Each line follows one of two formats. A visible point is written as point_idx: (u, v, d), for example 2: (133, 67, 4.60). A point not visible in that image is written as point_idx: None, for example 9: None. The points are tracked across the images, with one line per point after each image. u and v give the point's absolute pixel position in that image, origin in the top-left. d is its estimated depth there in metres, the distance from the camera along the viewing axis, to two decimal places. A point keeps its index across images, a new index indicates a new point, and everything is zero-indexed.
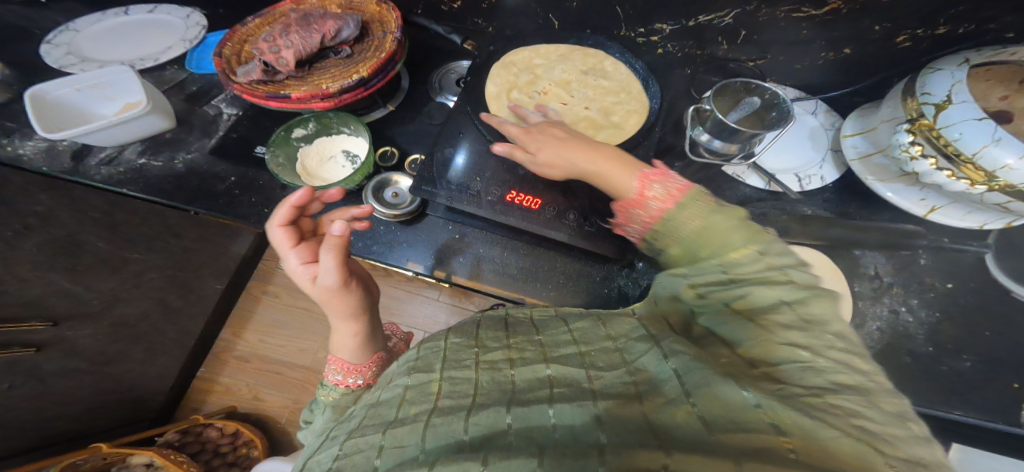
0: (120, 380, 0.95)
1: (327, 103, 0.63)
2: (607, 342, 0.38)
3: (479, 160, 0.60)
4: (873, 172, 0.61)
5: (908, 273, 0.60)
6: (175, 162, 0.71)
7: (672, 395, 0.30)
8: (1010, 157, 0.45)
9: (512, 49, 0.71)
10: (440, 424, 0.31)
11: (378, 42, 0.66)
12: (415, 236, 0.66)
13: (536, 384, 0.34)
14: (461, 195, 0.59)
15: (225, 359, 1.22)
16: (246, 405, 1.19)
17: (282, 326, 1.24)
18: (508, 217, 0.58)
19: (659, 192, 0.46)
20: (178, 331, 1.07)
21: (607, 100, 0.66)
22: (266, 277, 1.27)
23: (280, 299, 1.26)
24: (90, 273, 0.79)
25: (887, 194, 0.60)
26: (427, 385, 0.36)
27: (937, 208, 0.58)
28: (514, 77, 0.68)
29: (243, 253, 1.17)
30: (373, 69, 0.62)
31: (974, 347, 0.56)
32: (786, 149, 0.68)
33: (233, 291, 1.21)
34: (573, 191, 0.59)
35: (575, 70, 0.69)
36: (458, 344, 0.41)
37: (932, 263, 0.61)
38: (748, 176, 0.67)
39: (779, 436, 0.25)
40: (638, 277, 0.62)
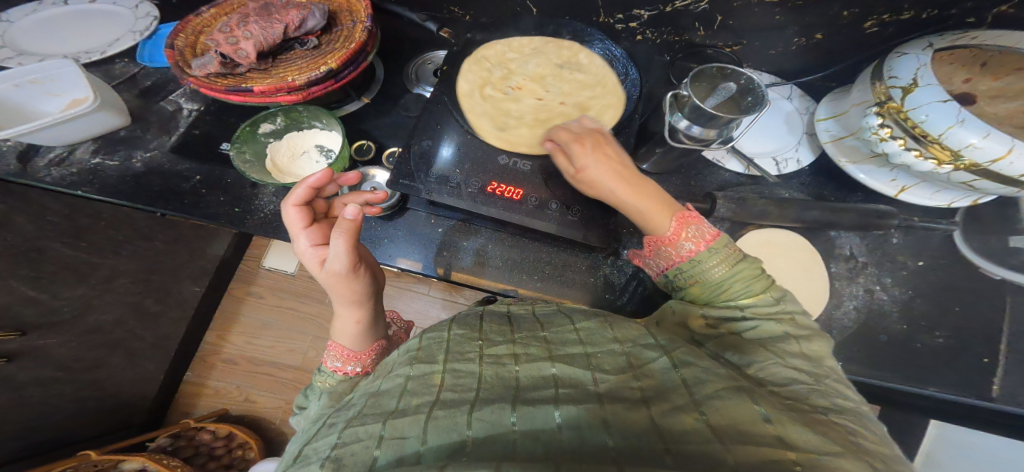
0: (101, 388, 0.92)
1: (294, 96, 0.60)
2: (613, 344, 0.38)
3: (463, 153, 0.59)
4: (847, 155, 0.62)
5: (882, 253, 0.62)
6: (133, 161, 0.67)
7: (679, 402, 0.31)
8: (975, 137, 0.46)
9: (488, 40, 0.69)
10: (443, 418, 0.31)
11: (347, 32, 0.64)
12: (399, 230, 0.64)
13: (540, 383, 0.34)
14: (441, 188, 0.57)
15: (210, 362, 1.19)
16: (236, 408, 1.17)
17: (267, 327, 1.21)
18: (490, 208, 0.57)
19: (693, 234, 0.47)
20: (156, 336, 1.03)
21: (582, 94, 0.65)
22: (245, 278, 1.24)
23: (263, 299, 1.23)
24: (58, 280, 0.76)
25: (860, 176, 0.61)
26: (429, 376, 0.36)
27: (908, 189, 0.60)
28: (487, 73, 0.67)
29: (220, 254, 1.13)
30: (342, 60, 0.59)
31: (945, 324, 0.58)
32: (763, 134, 0.69)
33: (212, 294, 1.17)
34: (555, 181, 0.58)
35: (550, 63, 0.69)
36: (461, 335, 0.40)
37: (905, 242, 0.62)
38: (727, 161, 0.68)
39: (784, 450, 0.26)
40: (623, 264, 0.62)
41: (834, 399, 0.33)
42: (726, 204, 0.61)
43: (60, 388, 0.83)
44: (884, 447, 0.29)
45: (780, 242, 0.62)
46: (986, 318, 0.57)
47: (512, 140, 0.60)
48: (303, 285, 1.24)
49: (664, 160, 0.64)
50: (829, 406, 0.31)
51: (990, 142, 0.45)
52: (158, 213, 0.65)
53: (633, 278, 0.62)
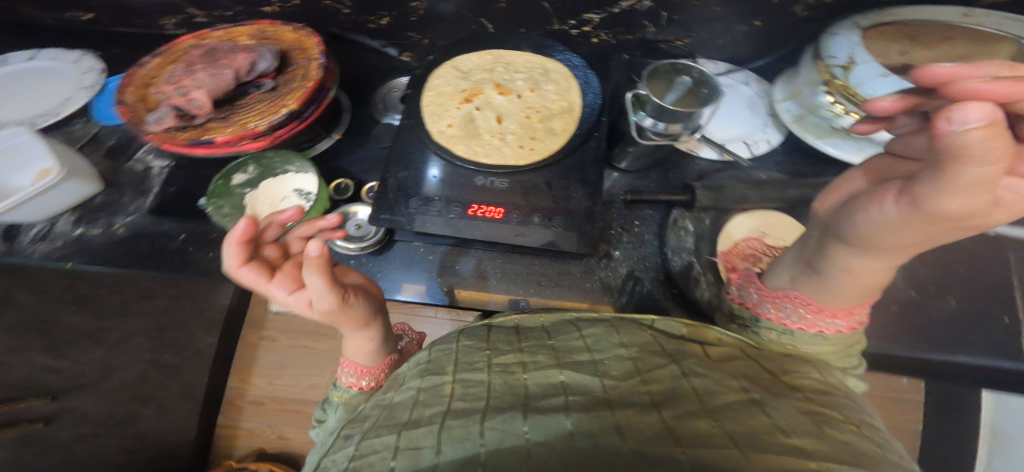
0: (131, 442, 0.94)
1: (260, 142, 0.61)
2: (621, 349, 0.35)
3: (455, 174, 0.59)
4: (815, 133, 0.61)
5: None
6: (116, 227, 0.68)
7: (692, 407, 0.28)
8: None
9: (443, 64, 0.69)
10: (455, 427, 0.28)
11: (302, 70, 0.65)
12: (389, 264, 0.64)
13: (549, 391, 0.31)
14: (426, 210, 0.57)
15: (238, 405, 1.19)
16: (272, 445, 1.17)
17: (286, 367, 1.21)
18: (472, 231, 0.57)
19: (838, 325, 0.44)
20: (183, 385, 1.02)
21: (547, 103, 0.66)
22: (256, 322, 1.25)
23: (277, 342, 1.23)
24: (75, 348, 0.77)
25: (829, 150, 0.60)
26: (440, 388, 0.34)
27: None
28: (451, 87, 0.67)
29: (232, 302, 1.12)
30: (302, 99, 0.61)
31: (957, 288, 0.56)
32: (730, 119, 0.69)
33: (227, 341, 1.17)
34: (534, 193, 0.57)
35: (530, 71, 0.69)
36: (469, 346, 0.39)
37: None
38: (701, 150, 0.68)
39: (806, 461, 0.22)
40: (617, 266, 0.62)
41: (870, 423, 0.30)
42: (705, 194, 0.62)
43: (100, 439, 0.88)
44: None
45: (767, 221, 0.62)
46: (985, 275, 0.57)
47: (481, 158, 0.60)
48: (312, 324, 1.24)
49: (643, 156, 0.63)
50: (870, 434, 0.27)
51: None
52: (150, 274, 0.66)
53: (630, 277, 0.61)
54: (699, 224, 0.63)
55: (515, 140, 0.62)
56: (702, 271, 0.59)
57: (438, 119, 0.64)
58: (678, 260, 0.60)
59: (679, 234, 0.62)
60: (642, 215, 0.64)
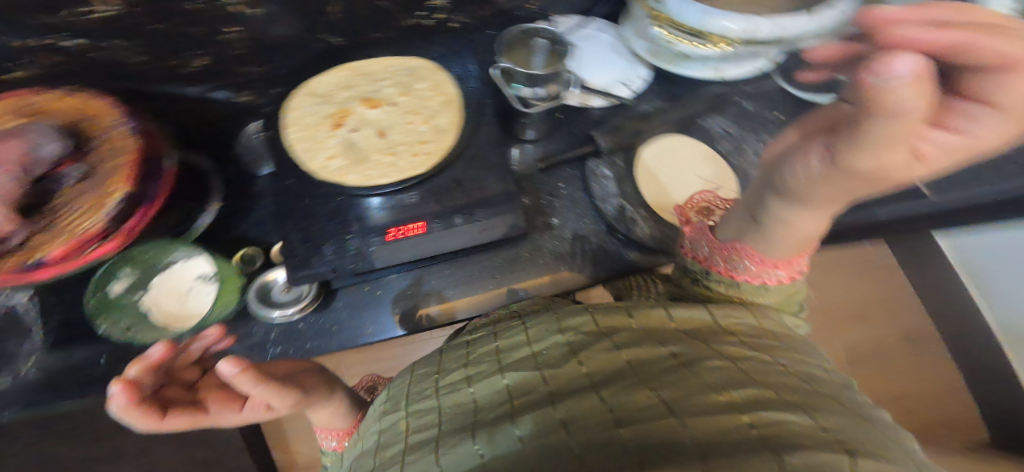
0: None
1: (108, 246, 0.45)
2: (557, 336, 0.36)
3: (373, 204, 0.55)
4: (670, 60, 0.71)
5: (747, 120, 0.72)
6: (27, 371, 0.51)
7: (629, 381, 0.29)
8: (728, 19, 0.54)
9: (297, 92, 0.65)
10: (414, 461, 0.29)
11: (104, 142, 0.46)
12: (338, 315, 0.59)
13: (496, 399, 0.31)
14: (346, 253, 0.54)
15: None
16: None
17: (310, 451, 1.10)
18: (400, 254, 0.55)
19: (778, 274, 0.43)
20: None
21: (427, 105, 0.63)
22: None
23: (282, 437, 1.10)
24: None
25: (685, 72, 0.70)
26: (396, 425, 0.34)
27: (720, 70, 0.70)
28: (313, 115, 0.63)
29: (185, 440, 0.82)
30: (135, 178, 0.45)
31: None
32: (599, 66, 0.74)
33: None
34: (445, 194, 0.55)
35: (393, 71, 0.68)
36: (421, 374, 0.39)
37: (755, 104, 0.73)
38: (589, 100, 0.70)
39: (740, 416, 0.25)
40: (558, 233, 0.63)
41: (800, 358, 0.33)
42: (607, 138, 0.67)
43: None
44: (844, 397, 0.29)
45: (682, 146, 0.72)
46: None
47: (377, 180, 0.56)
48: None
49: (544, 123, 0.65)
50: (803, 372, 0.31)
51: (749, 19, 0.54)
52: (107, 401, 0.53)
53: (573, 239, 0.62)
54: (615, 168, 0.67)
55: (406, 149, 0.59)
56: (633, 209, 0.64)
57: (314, 154, 0.58)
58: (610, 206, 0.63)
59: (601, 183, 0.65)
60: (565, 176, 0.66)
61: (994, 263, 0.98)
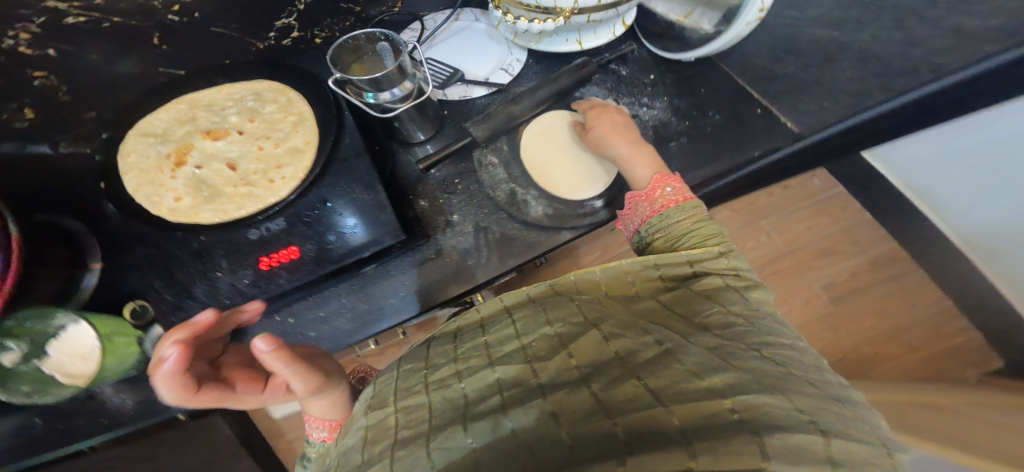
0: None
1: None
2: (546, 327, 0.35)
3: (246, 243, 0.59)
4: (538, 39, 0.73)
5: (625, 84, 0.73)
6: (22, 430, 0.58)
7: (618, 372, 0.29)
8: None
9: (130, 135, 0.65)
10: (405, 457, 0.28)
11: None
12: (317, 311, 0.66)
13: (486, 393, 0.31)
14: (218, 292, 0.58)
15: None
16: None
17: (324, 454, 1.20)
18: (279, 285, 0.58)
19: (669, 193, 0.58)
20: None
21: (276, 131, 0.66)
22: None
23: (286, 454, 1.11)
24: None
25: (552, 47, 0.73)
26: (384, 421, 0.32)
27: (582, 41, 0.72)
28: (154, 156, 0.64)
29: None
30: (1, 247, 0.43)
31: (711, 102, 0.68)
32: (477, 55, 0.76)
33: None
34: (312, 221, 0.59)
35: (233, 97, 0.68)
36: (408, 370, 0.37)
37: (630, 70, 0.73)
38: (473, 91, 0.75)
39: (721, 401, 0.26)
40: (457, 227, 0.69)
41: (772, 336, 0.35)
42: (478, 125, 0.69)
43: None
44: (813, 373, 0.31)
45: (546, 125, 0.74)
46: (717, 84, 0.68)
47: (234, 213, 0.60)
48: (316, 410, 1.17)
49: (422, 121, 0.69)
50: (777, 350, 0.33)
51: None
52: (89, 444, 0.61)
53: (472, 231, 0.69)
54: (500, 153, 0.72)
55: (264, 176, 0.63)
56: (524, 191, 0.70)
57: (159, 199, 0.62)
58: (502, 190, 0.70)
59: (489, 172, 0.71)
60: (460, 172, 0.72)
61: (927, 177, 0.91)
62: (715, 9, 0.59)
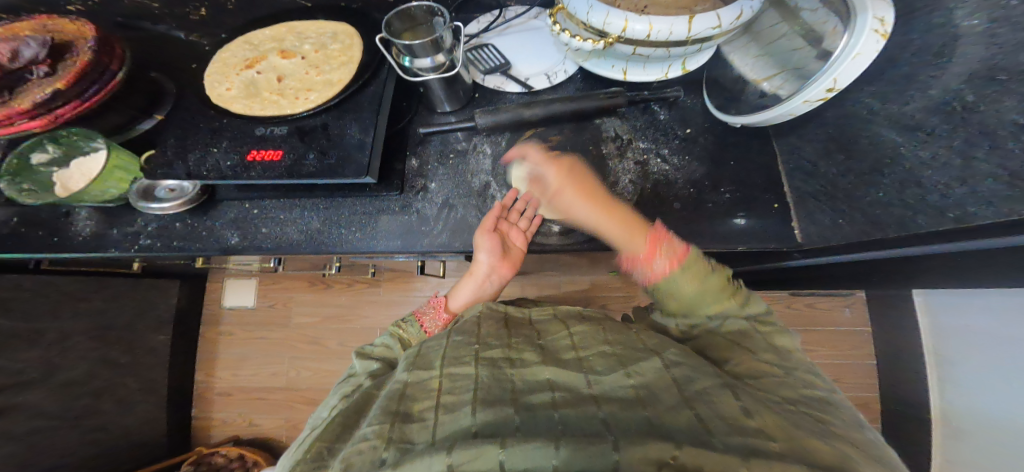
0: (102, 424, 1.39)
1: (41, 121, 0.70)
2: (605, 347, 0.53)
3: (256, 140, 0.73)
4: (585, 58, 0.85)
5: (656, 128, 0.85)
6: (58, 228, 0.80)
7: (673, 402, 0.43)
8: (602, 15, 0.64)
9: (236, 40, 0.90)
10: (447, 422, 0.43)
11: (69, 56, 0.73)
12: (323, 223, 0.80)
13: (537, 386, 0.47)
14: (200, 165, 0.71)
15: (209, 397, 1.67)
16: (246, 432, 1.63)
17: (247, 358, 1.69)
18: (249, 172, 0.70)
19: (667, 254, 0.71)
20: (140, 382, 1.49)
21: (325, 65, 0.82)
22: (213, 320, 1.73)
23: (235, 336, 1.71)
24: (11, 347, 1.18)
25: (594, 68, 0.85)
26: (428, 380, 0.49)
27: (628, 72, 0.83)
28: (243, 54, 0.88)
29: (177, 303, 1.60)
30: (66, 79, 0.69)
31: (728, 181, 0.81)
32: (537, 58, 0.91)
33: (183, 337, 1.64)
34: (308, 137, 0.72)
35: (318, 35, 0.88)
36: (458, 342, 0.55)
37: (670, 116, 0.86)
38: (507, 85, 0.89)
39: (768, 441, 0.38)
40: (430, 197, 0.82)
41: (795, 392, 0.48)
42: (485, 116, 0.82)
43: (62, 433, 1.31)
44: (839, 428, 0.43)
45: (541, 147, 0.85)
46: (749, 162, 0.81)
47: (256, 110, 0.77)
48: (327, 318, 1.69)
49: (452, 95, 0.84)
50: (785, 399, 0.47)
51: (612, 17, 0.63)
52: (47, 257, 0.78)
53: (439, 206, 0.82)
54: (495, 146, 0.86)
55: (293, 93, 0.79)
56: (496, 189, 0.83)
57: (217, 85, 0.82)
58: (478, 180, 0.84)
59: (478, 158, 0.85)
60: (456, 149, 0.86)
61: (952, 349, 1.12)
62: (794, 80, 0.62)
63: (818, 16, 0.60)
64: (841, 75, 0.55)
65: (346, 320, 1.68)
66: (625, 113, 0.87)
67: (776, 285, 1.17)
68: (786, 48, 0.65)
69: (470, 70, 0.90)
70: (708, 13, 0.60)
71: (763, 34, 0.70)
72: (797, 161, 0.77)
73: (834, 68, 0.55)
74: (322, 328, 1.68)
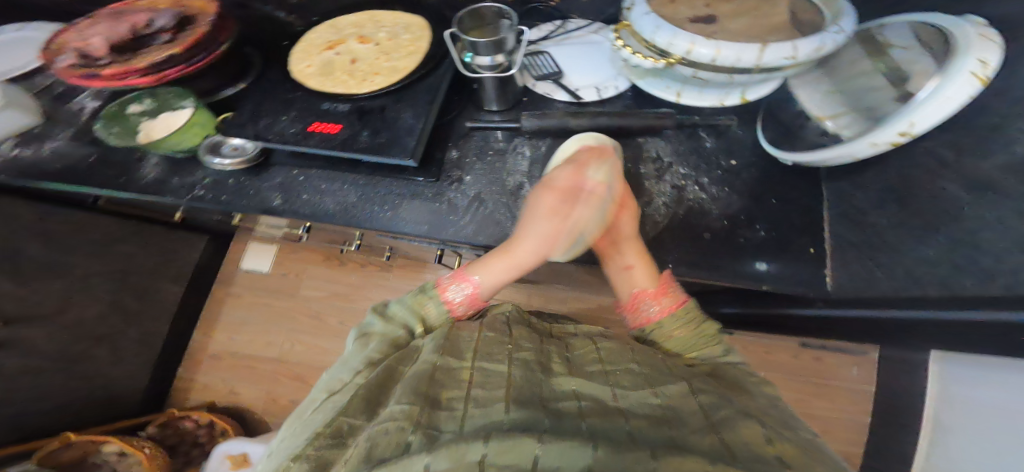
0: (94, 368, 1.38)
1: (148, 78, 0.75)
2: (631, 364, 0.58)
3: (318, 114, 0.77)
4: (641, 75, 0.86)
5: (699, 155, 0.84)
6: (114, 161, 0.86)
7: (699, 423, 0.46)
8: (670, 36, 0.63)
9: (325, 24, 0.95)
10: (479, 414, 0.47)
11: (193, 27, 0.80)
12: (359, 198, 0.81)
13: (567, 395, 0.52)
14: (267, 130, 0.75)
15: (199, 358, 1.70)
16: (223, 399, 1.65)
17: (246, 323, 1.72)
18: (310, 141, 0.72)
19: (666, 301, 0.75)
20: (140, 333, 1.51)
21: (395, 53, 0.84)
22: (226, 280, 1.77)
23: (242, 298, 1.74)
24: (37, 279, 1.18)
25: (650, 87, 0.85)
26: (459, 370, 0.55)
27: (682, 96, 0.84)
28: (330, 37, 0.92)
29: (200, 258, 1.68)
30: (184, 46, 0.75)
31: (764, 218, 0.78)
32: (590, 71, 0.91)
33: (195, 292, 1.69)
34: (366, 118, 0.74)
35: (395, 25, 0.92)
36: (490, 338, 0.61)
37: (717, 145, 0.85)
38: (556, 93, 0.89)
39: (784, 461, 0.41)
40: (464, 190, 0.82)
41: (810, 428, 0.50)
42: (531, 120, 0.84)
43: (62, 373, 1.30)
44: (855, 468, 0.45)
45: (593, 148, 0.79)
46: (789, 202, 0.79)
47: (330, 88, 0.81)
48: (335, 296, 1.71)
49: (501, 96, 0.85)
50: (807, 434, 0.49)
51: (679, 39, 0.63)
52: (103, 194, 0.83)
53: (471, 199, 0.81)
54: (535, 150, 0.85)
55: (361, 76, 0.82)
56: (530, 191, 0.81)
57: (300, 61, 0.87)
58: (514, 180, 0.82)
59: (516, 159, 0.84)
60: (498, 148, 0.85)
61: (946, 427, 0.88)
62: (864, 120, 0.62)
63: (910, 55, 0.58)
64: (920, 118, 0.53)
65: (353, 299, 1.70)
66: (670, 136, 0.86)
67: (788, 331, 1.13)
68: (865, 86, 0.63)
69: (524, 74, 0.91)
70: (784, 43, 0.59)
71: (840, 69, 0.68)
72: (846, 208, 0.75)
73: (913, 111, 0.54)
74: (327, 304, 1.70)
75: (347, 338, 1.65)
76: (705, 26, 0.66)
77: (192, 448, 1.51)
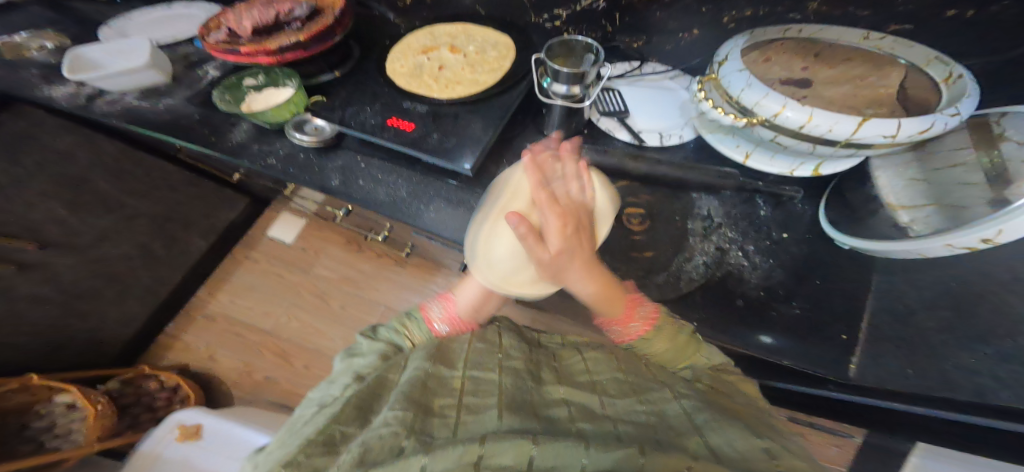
0: (108, 301, 1.42)
1: (272, 59, 0.84)
2: (615, 373, 0.57)
3: (392, 105, 0.79)
4: (712, 130, 0.85)
5: (750, 220, 0.82)
6: (188, 117, 0.92)
7: (684, 431, 0.46)
8: (758, 97, 0.63)
9: (422, 30, 1.00)
10: (469, 422, 0.46)
11: (322, 19, 0.89)
12: (408, 192, 0.81)
13: (552, 402, 0.51)
14: (350, 116, 0.78)
15: (195, 316, 1.70)
16: (201, 363, 1.65)
17: (254, 289, 1.73)
18: (384, 134, 0.75)
19: (640, 319, 0.64)
20: (154, 278, 1.54)
21: (479, 67, 0.87)
22: (250, 242, 1.80)
23: (260, 264, 1.77)
24: (87, 207, 1.23)
25: (720, 144, 0.84)
26: (450, 379, 0.53)
27: (751, 156, 0.81)
28: (423, 42, 0.96)
29: (237, 216, 1.74)
30: (309, 35, 0.84)
31: (802, 297, 0.75)
32: (658, 117, 0.91)
33: (220, 247, 1.73)
34: (440, 121, 0.76)
35: (485, 41, 0.95)
36: (481, 348, 0.58)
37: (773, 214, 0.83)
38: (619, 131, 0.89)
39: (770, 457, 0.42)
40: None
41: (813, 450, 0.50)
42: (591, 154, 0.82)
43: (83, 301, 1.34)
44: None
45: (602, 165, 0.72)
46: (837, 286, 0.75)
47: (413, 88, 0.84)
48: (348, 281, 1.72)
49: (565, 125, 0.85)
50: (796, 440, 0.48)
51: (768, 100, 0.62)
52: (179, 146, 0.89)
53: None
54: None
55: (443, 83, 0.85)
56: None
57: (392, 58, 0.91)
58: None
59: None
60: None
61: None
62: (949, 217, 0.59)
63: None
64: (1010, 229, 0.50)
65: (364, 288, 1.70)
66: (725, 197, 0.85)
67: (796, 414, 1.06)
68: (956, 179, 0.61)
69: (591, 107, 0.92)
70: (887, 120, 0.57)
71: (938, 157, 0.66)
72: (892, 305, 0.71)
73: (1002, 220, 0.51)
74: (338, 286, 1.71)
75: (345, 323, 1.64)
76: (797, 90, 0.67)
77: (144, 411, 1.51)
